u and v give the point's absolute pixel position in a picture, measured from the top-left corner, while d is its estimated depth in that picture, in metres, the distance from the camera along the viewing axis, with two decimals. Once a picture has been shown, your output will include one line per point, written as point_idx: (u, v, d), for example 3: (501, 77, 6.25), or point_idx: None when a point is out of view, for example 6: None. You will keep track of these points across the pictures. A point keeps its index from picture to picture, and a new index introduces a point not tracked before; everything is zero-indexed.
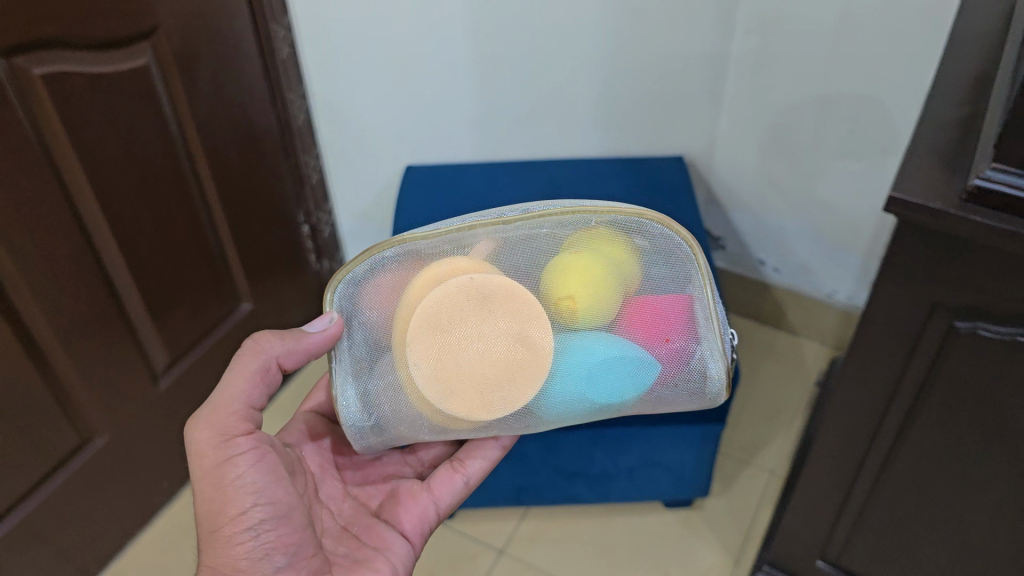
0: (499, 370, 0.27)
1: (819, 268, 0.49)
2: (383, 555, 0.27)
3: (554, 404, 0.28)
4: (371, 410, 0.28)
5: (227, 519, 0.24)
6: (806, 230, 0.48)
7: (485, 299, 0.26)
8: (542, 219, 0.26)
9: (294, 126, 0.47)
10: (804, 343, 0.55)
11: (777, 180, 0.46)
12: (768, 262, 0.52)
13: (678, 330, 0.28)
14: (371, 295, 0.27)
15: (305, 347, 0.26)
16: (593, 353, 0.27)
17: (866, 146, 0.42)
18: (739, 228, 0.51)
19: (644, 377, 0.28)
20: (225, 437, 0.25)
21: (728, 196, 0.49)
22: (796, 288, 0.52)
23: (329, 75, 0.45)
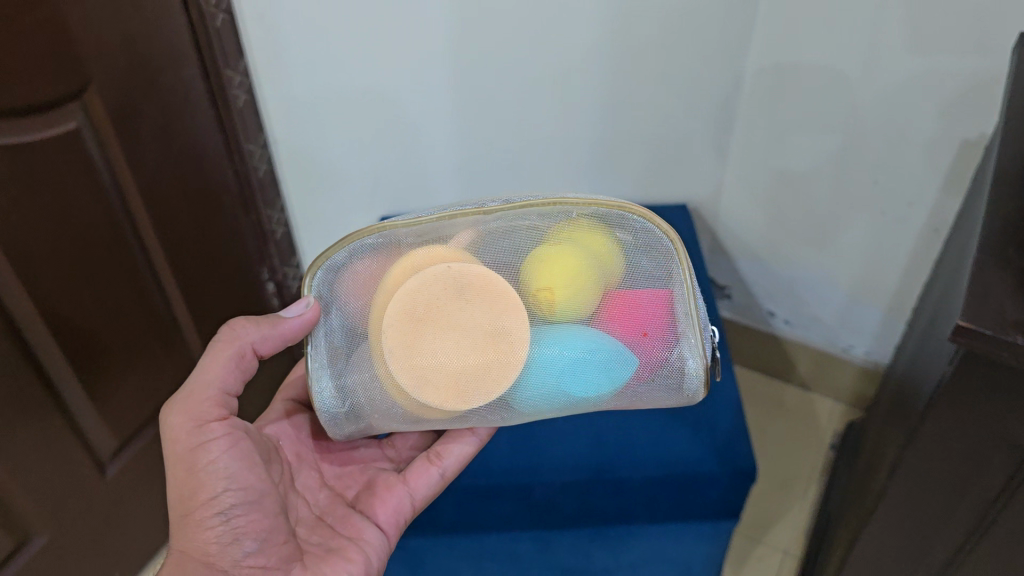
0: (475, 360, 0.27)
1: (836, 325, 0.49)
2: (356, 543, 0.30)
3: (530, 395, 0.28)
4: (346, 396, 0.28)
5: (198, 502, 0.26)
6: (822, 283, 0.47)
7: (463, 288, 0.26)
8: (523, 210, 0.26)
9: (255, 178, 0.47)
10: (816, 398, 0.55)
11: (785, 229, 0.45)
12: (778, 315, 0.51)
13: (657, 324, 0.27)
14: (349, 283, 0.27)
15: (281, 332, 0.27)
16: (571, 343, 0.27)
17: (894, 196, 0.40)
18: (746, 278, 0.50)
19: (619, 371, 0.28)
20: (199, 424, 0.26)
21: (737, 247, 0.49)
22: (810, 342, 0.52)
23: (288, 125, 0.45)
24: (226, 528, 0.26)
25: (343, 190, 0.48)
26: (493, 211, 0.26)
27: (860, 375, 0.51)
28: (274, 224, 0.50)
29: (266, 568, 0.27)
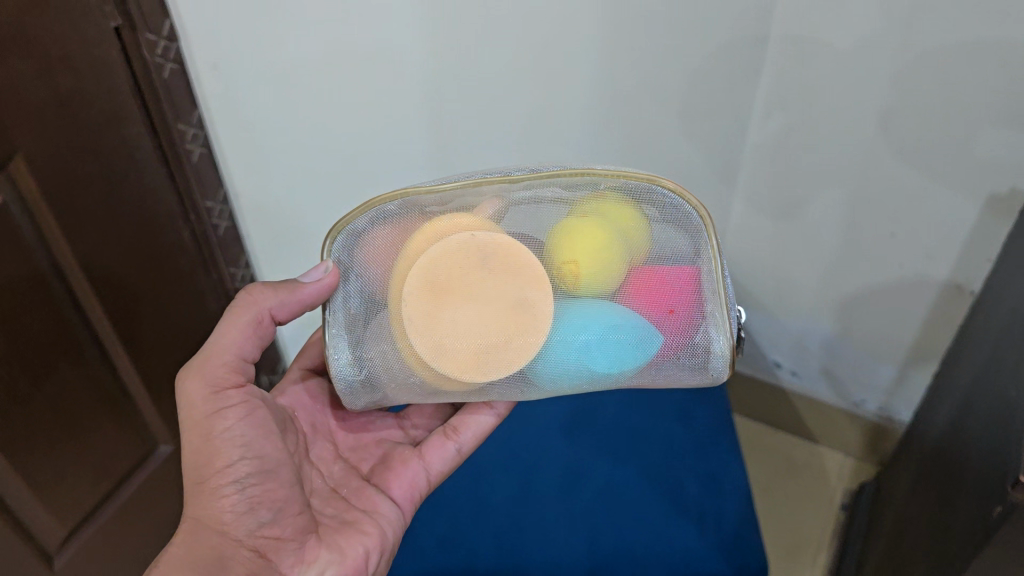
0: (496, 332, 0.26)
1: (849, 378, 0.48)
2: (371, 516, 0.29)
3: (551, 368, 0.27)
4: (363, 363, 0.27)
5: (212, 471, 0.26)
6: (830, 337, 0.46)
7: (485, 257, 0.26)
8: (552, 179, 0.25)
9: (215, 237, 0.46)
10: (823, 451, 0.54)
11: (799, 279, 0.44)
12: (784, 366, 0.51)
13: (685, 301, 0.27)
14: (370, 249, 0.27)
15: (299, 297, 0.26)
16: (596, 321, 0.26)
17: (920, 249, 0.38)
18: (746, 329, 0.50)
19: (643, 347, 0.27)
20: (215, 390, 0.26)
21: (751, 296, 0.47)
22: (811, 393, 0.51)
23: (256, 179, 0.44)
24: (241, 496, 0.26)
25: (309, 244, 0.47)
26: (519, 182, 0.25)
27: (869, 430, 0.50)
28: None
29: (282, 539, 0.26)
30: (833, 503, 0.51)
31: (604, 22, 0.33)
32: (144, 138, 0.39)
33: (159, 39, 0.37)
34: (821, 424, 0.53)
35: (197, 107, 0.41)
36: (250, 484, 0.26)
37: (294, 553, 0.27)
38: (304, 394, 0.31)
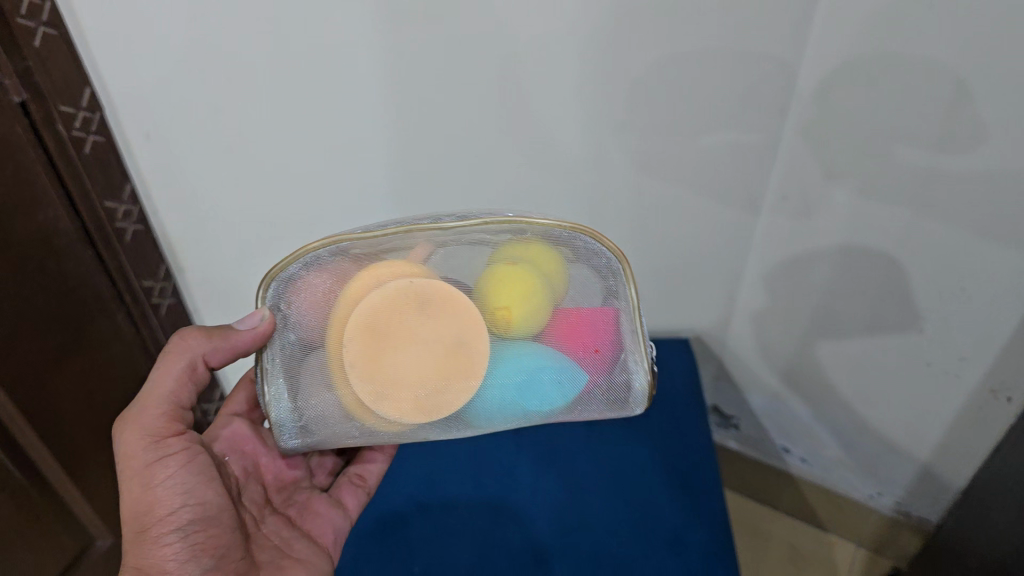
0: (432, 374, 0.27)
1: (858, 471, 0.52)
2: (306, 562, 0.30)
3: (486, 407, 0.28)
4: (301, 408, 0.28)
5: (152, 516, 0.27)
6: (829, 436, 0.51)
7: (424, 302, 0.26)
8: (481, 224, 0.26)
9: (157, 315, 0.49)
10: (838, 542, 0.59)
11: (798, 379, 0.48)
12: (794, 452, 0.56)
13: (606, 340, 0.28)
14: (304, 295, 0.27)
15: (234, 342, 0.27)
16: (529, 364, 0.27)
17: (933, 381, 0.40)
18: (756, 413, 0.55)
19: (571, 384, 0.28)
20: (155, 440, 0.28)
21: (749, 383, 0.52)
22: (823, 480, 0.56)
23: (196, 263, 0.47)
24: (182, 540, 0.27)
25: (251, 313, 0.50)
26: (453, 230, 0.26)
27: (884, 522, 0.53)
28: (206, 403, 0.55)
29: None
30: None
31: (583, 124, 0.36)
32: (66, 219, 0.41)
33: (76, 112, 0.38)
34: (833, 513, 0.57)
35: (128, 180, 0.42)
36: (192, 529, 0.27)
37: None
38: (230, 441, 0.32)
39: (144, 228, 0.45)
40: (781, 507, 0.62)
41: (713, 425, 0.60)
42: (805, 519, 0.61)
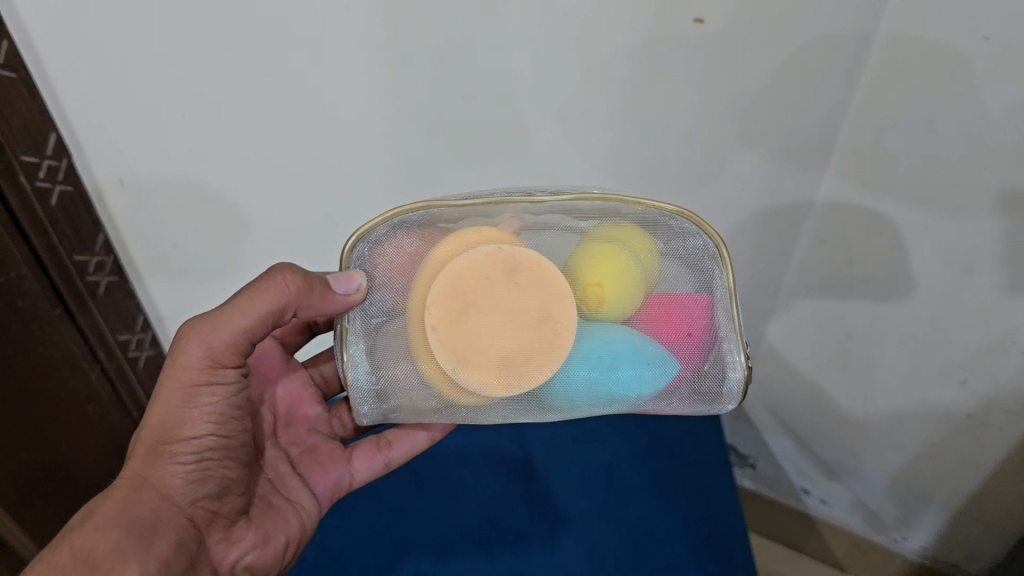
0: (518, 344, 0.29)
1: (889, 518, 0.66)
2: (294, 505, 0.36)
3: (573, 382, 0.30)
4: (379, 371, 0.31)
5: (178, 430, 0.31)
6: (835, 491, 0.68)
7: (513, 267, 0.29)
8: (571, 198, 0.30)
9: (94, 291, 0.57)
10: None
11: (822, 432, 0.63)
12: (812, 492, 0.72)
13: (700, 325, 0.30)
14: (393, 262, 0.30)
15: (328, 301, 0.29)
16: (613, 340, 0.30)
17: (969, 446, 0.52)
18: (768, 451, 0.72)
19: (661, 366, 0.30)
20: (211, 365, 0.31)
21: (789, 421, 0.65)
22: (831, 516, 0.72)
23: (128, 226, 0.55)
24: (196, 465, 0.31)
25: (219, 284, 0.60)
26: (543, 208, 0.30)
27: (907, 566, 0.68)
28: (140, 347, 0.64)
29: (214, 510, 0.32)
30: None
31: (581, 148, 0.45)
32: (13, 243, 0.49)
33: (39, 159, 0.47)
34: (852, 556, 0.74)
35: (57, 173, 0.49)
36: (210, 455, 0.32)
37: (224, 527, 0.32)
38: (262, 384, 0.39)
39: (71, 188, 0.51)
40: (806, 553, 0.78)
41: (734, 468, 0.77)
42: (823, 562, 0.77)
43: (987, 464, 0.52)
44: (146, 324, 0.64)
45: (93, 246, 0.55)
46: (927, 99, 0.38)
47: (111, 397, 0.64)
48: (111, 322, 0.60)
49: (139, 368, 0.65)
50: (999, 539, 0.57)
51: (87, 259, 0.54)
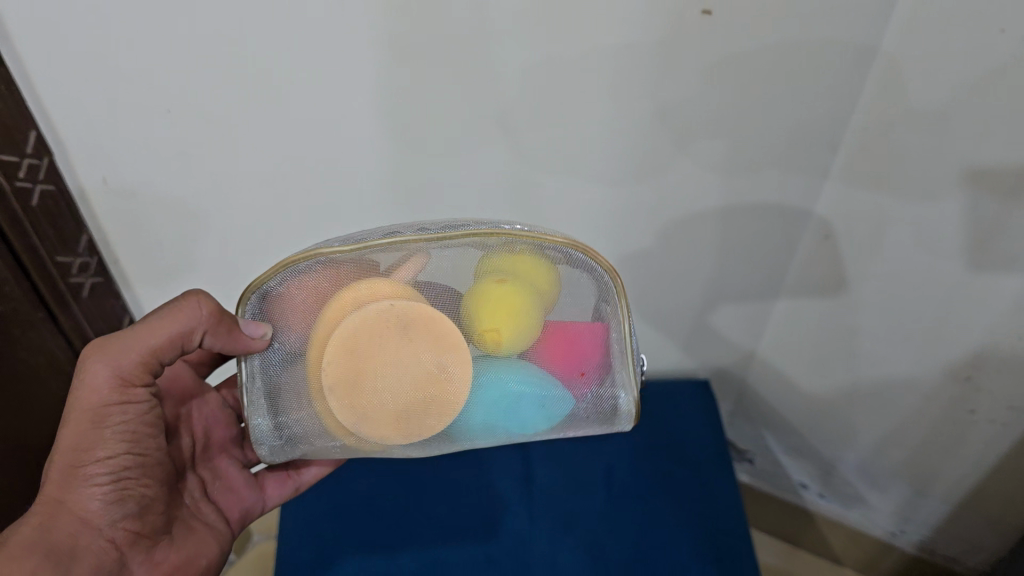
0: (407, 394, 0.46)
1: (860, 501, 0.90)
2: (209, 520, 0.55)
3: (488, 416, 0.49)
4: (278, 415, 0.49)
5: (93, 454, 0.47)
6: (829, 483, 0.92)
7: (404, 325, 0.45)
8: (469, 238, 0.44)
9: (78, 246, 0.74)
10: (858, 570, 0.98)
11: (802, 418, 0.88)
12: (807, 486, 0.95)
13: (592, 366, 0.50)
14: (300, 316, 0.46)
15: (242, 342, 0.45)
16: (515, 374, 0.48)
17: (915, 426, 0.77)
18: (756, 446, 0.97)
19: (557, 400, 0.50)
20: (125, 387, 0.48)
21: (774, 413, 0.91)
22: (834, 512, 0.94)
23: (120, 197, 0.71)
24: (111, 489, 0.47)
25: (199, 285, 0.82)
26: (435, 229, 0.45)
27: (903, 555, 0.90)
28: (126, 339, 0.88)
29: (128, 512, 0.48)
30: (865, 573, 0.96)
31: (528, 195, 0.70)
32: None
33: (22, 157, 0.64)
34: (850, 553, 0.97)
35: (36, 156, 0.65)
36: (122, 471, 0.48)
37: (143, 548, 0.49)
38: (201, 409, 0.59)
39: (45, 180, 0.67)
40: (805, 547, 1.02)
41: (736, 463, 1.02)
42: (830, 559, 1.00)
43: (966, 452, 0.74)
44: (87, 249, 0.76)
45: (26, 144, 0.64)
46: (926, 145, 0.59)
47: (51, 326, 0.77)
48: (50, 239, 0.70)
49: (82, 296, 0.78)
50: (940, 501, 0.81)
51: (17, 161, 0.63)
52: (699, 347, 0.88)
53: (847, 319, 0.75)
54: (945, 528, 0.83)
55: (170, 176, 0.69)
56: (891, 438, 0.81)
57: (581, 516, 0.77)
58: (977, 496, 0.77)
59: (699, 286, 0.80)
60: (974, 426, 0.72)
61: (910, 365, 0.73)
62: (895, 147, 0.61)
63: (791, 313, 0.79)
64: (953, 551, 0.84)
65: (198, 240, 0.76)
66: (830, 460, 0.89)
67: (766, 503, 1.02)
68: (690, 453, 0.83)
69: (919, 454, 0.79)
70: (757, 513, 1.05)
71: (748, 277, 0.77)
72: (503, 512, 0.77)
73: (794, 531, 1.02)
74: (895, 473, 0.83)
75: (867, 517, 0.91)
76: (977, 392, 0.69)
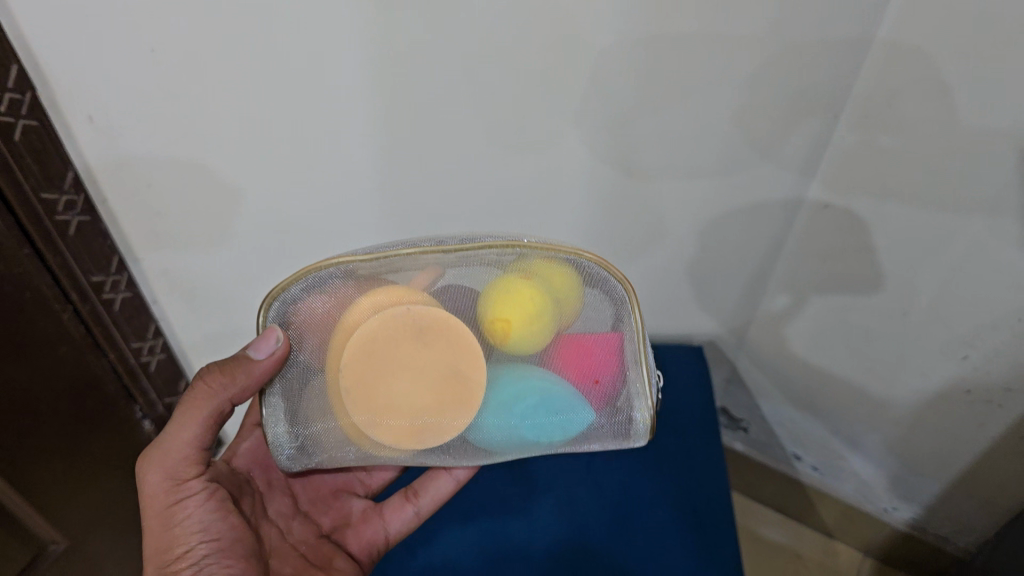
0: (425, 402, 0.51)
1: (849, 474, 0.91)
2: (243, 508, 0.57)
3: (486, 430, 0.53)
4: (298, 438, 0.53)
5: (174, 554, 0.51)
6: (821, 455, 0.92)
7: (423, 325, 0.48)
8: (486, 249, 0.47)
9: (69, 182, 0.70)
10: (852, 544, 0.99)
11: (793, 390, 0.89)
12: (797, 456, 0.96)
13: (602, 374, 0.51)
14: (312, 312, 0.49)
15: (255, 377, 0.49)
16: (518, 396, 0.51)
17: (908, 404, 0.77)
18: (749, 416, 0.98)
19: (561, 410, 0.52)
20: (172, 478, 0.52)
21: (768, 382, 0.91)
22: (825, 484, 0.95)
23: (105, 142, 0.68)
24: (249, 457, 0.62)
25: (200, 237, 0.80)
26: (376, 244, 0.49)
27: (892, 529, 0.90)
28: (120, 284, 0.83)
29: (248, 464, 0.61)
30: (861, 540, 0.97)
31: (539, 156, 0.68)
32: None
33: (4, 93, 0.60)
34: (844, 529, 0.98)
35: (21, 95, 0.61)
36: (205, 560, 0.51)
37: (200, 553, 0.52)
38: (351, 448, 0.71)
39: (30, 117, 0.63)
40: (800, 519, 1.03)
41: (730, 431, 1.02)
42: (826, 532, 1.01)
43: (962, 434, 0.74)
44: (74, 186, 0.71)
45: (8, 80, 0.60)
46: (941, 119, 0.58)
47: (37, 264, 0.73)
48: (33, 175, 0.66)
49: (69, 235, 0.73)
50: (934, 478, 0.80)
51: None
52: (695, 315, 0.87)
53: (851, 293, 0.74)
54: (937, 504, 0.83)
55: (160, 121, 0.66)
56: (884, 417, 0.80)
57: (561, 475, 0.77)
58: (970, 478, 0.76)
59: (709, 257, 0.78)
60: (971, 408, 0.71)
61: (911, 346, 0.72)
62: (904, 118, 0.60)
63: (795, 282, 0.79)
64: (944, 530, 0.85)
65: (187, 187, 0.73)
66: (827, 435, 0.89)
67: (760, 472, 1.02)
68: (680, 422, 0.83)
69: (915, 434, 0.79)
70: (752, 482, 1.05)
71: (754, 246, 0.76)
72: (493, 475, 0.77)
73: (789, 502, 1.02)
74: (890, 449, 0.83)
75: (861, 493, 0.91)
76: (976, 375, 0.68)
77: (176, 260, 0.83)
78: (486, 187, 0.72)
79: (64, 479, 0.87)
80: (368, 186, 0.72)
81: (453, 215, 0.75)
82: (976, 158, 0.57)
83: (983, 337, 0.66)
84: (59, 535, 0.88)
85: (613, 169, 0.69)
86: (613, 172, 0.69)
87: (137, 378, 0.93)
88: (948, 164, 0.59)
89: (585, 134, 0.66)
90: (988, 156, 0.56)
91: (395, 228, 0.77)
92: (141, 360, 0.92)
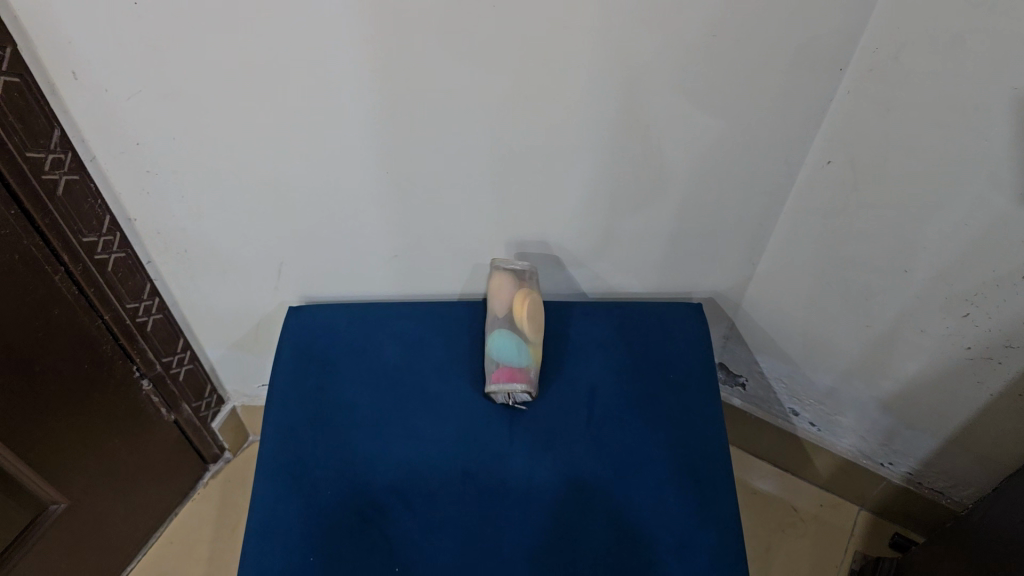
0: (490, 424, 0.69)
1: (846, 428, 0.91)
2: None
3: None
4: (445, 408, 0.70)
5: None
6: (818, 409, 0.93)
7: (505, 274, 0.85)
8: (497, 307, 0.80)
9: (55, 139, 0.68)
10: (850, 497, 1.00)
11: (792, 345, 0.88)
12: (794, 411, 0.96)
13: None
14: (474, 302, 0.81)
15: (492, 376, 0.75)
16: None
17: (908, 359, 0.77)
18: (747, 371, 0.98)
19: None
20: None
21: (766, 338, 0.91)
22: (823, 438, 0.95)
23: (91, 97, 0.66)
24: None
25: (192, 194, 0.78)
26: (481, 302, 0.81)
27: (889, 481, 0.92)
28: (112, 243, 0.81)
29: None
30: (858, 493, 0.98)
31: (537, 110, 0.66)
32: None
33: None
34: (842, 482, 0.99)
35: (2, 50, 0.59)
36: None
37: None
38: None
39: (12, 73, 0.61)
40: (798, 473, 1.04)
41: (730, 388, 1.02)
42: (825, 486, 1.02)
43: (960, 388, 0.74)
44: (60, 144, 0.69)
45: None
46: (946, 70, 0.56)
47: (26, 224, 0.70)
48: (18, 134, 0.64)
49: (57, 195, 0.71)
50: (931, 433, 0.81)
51: None
52: (694, 271, 0.87)
53: (854, 250, 0.73)
54: (933, 457, 0.84)
55: (146, 74, 0.64)
56: (884, 374, 0.81)
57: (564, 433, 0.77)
58: (967, 431, 0.77)
59: (710, 213, 0.77)
60: (971, 364, 0.71)
61: (913, 302, 0.72)
62: (908, 69, 0.59)
63: (796, 238, 0.78)
64: (940, 484, 0.86)
65: (178, 143, 0.71)
66: (825, 390, 0.89)
67: (758, 427, 1.03)
68: None
69: (914, 390, 0.79)
70: (749, 437, 1.06)
71: (756, 201, 0.75)
72: None
73: (787, 456, 1.03)
74: (888, 405, 0.83)
75: (858, 448, 0.92)
76: (977, 330, 0.68)
77: (167, 219, 0.82)
78: (485, 143, 0.70)
79: (64, 440, 0.85)
80: (364, 141, 0.70)
81: (450, 171, 0.73)
82: (981, 110, 0.56)
83: (985, 291, 0.65)
84: (60, 495, 0.88)
85: (613, 122, 0.67)
86: (613, 127, 0.68)
87: (134, 338, 0.90)
88: (954, 115, 0.58)
89: (584, 87, 0.64)
90: (993, 107, 0.55)
91: (392, 185, 0.76)
92: (138, 321, 0.89)
